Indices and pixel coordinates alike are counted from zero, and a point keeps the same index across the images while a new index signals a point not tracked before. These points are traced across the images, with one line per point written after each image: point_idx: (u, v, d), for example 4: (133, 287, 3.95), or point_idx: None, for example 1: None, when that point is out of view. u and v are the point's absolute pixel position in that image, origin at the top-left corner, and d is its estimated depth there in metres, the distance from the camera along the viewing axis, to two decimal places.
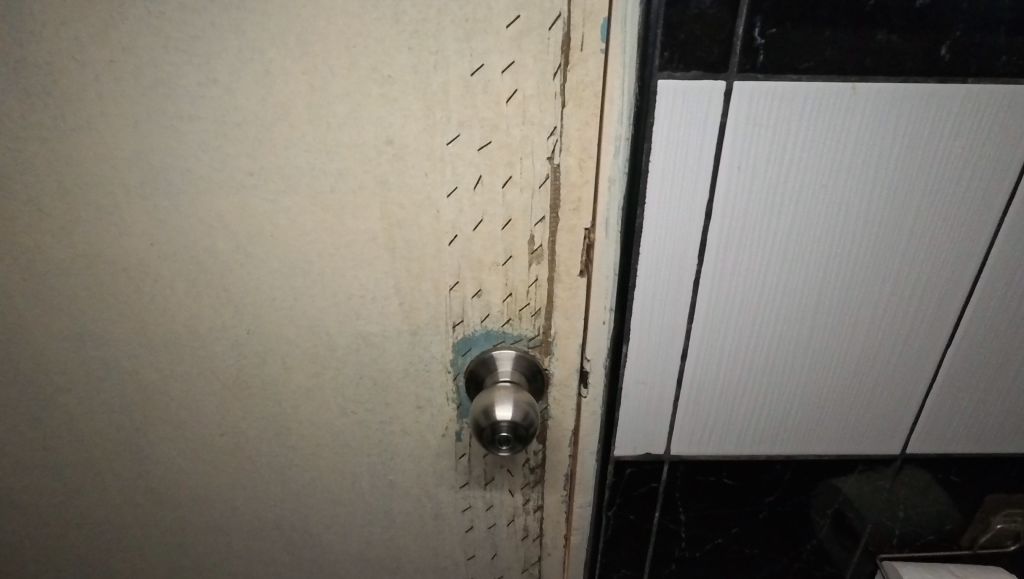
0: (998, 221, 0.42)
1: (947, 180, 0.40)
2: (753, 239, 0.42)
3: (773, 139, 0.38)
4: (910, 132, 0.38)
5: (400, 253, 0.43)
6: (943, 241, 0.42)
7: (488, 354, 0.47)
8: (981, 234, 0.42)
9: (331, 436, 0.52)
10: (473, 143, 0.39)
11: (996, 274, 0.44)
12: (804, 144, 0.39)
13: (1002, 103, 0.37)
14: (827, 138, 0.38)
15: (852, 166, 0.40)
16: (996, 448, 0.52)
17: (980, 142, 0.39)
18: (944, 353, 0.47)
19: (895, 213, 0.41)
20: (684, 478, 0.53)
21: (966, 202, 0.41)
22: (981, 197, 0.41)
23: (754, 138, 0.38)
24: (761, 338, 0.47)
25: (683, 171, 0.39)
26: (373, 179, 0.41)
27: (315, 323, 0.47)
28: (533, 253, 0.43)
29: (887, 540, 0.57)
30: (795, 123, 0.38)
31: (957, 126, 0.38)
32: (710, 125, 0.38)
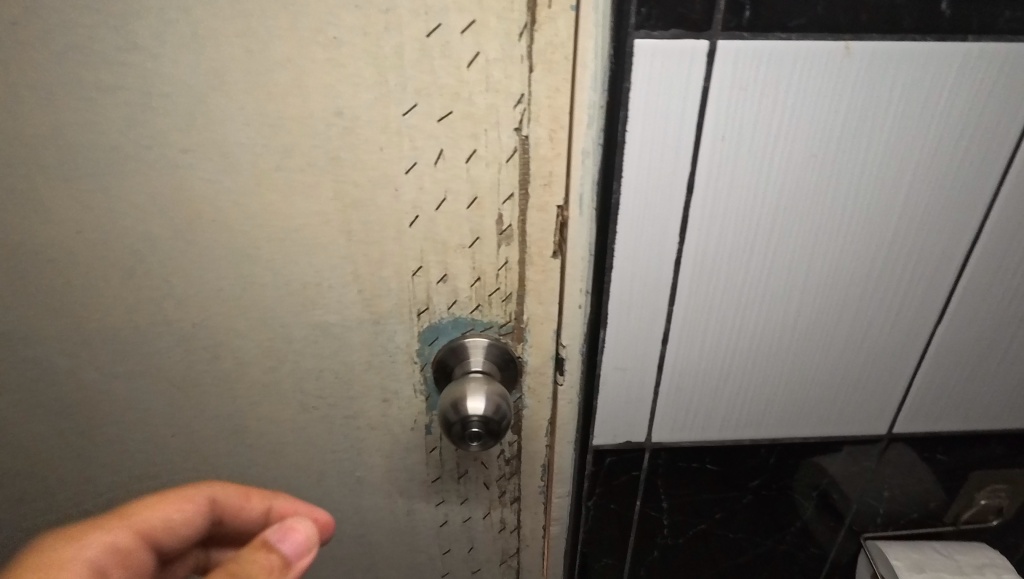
0: (994, 192, 0.39)
1: (944, 148, 0.38)
2: (738, 216, 0.39)
3: (760, 105, 0.35)
4: (907, 96, 0.36)
5: (357, 237, 0.40)
6: (936, 216, 0.40)
7: (458, 343, 0.44)
8: (976, 208, 0.40)
9: (293, 433, 0.49)
10: (432, 114, 0.35)
11: (991, 248, 0.42)
12: (793, 111, 0.36)
13: (1004, 62, 0.35)
14: (818, 104, 0.36)
15: (843, 135, 0.37)
16: (983, 424, 0.51)
17: (981, 106, 0.36)
18: (935, 330, 0.45)
19: (887, 186, 0.39)
20: (667, 465, 0.51)
21: (962, 171, 0.38)
22: (978, 165, 0.38)
23: (740, 107, 0.35)
24: (746, 321, 0.44)
25: (662, 142, 0.36)
26: (324, 155, 0.37)
27: (268, 314, 0.43)
28: (502, 234, 0.40)
29: (872, 520, 0.56)
30: (784, 89, 0.35)
31: (956, 89, 0.35)
32: (691, 92, 0.35)
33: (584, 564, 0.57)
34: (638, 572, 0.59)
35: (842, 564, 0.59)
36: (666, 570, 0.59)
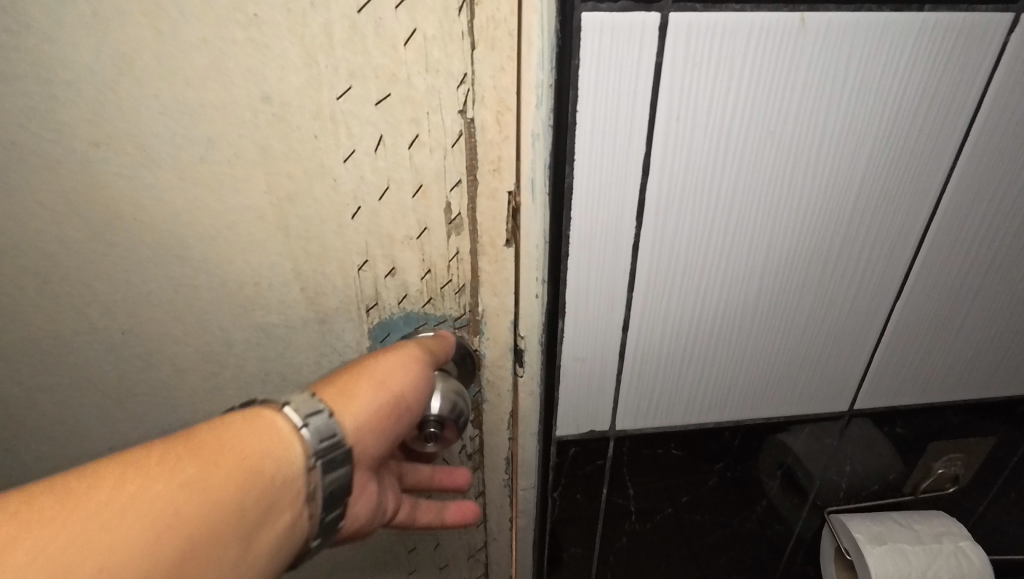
0: (949, 167, 0.39)
1: (901, 123, 0.37)
2: (695, 199, 0.38)
3: (714, 82, 0.34)
4: (863, 70, 0.34)
5: (296, 232, 0.37)
6: (893, 193, 0.40)
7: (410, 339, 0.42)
8: (931, 183, 0.40)
9: None
10: (369, 98, 0.32)
11: (946, 223, 0.41)
12: (748, 88, 0.34)
13: (960, 32, 0.34)
14: (773, 80, 0.34)
15: (800, 113, 0.36)
16: (938, 396, 0.52)
17: (936, 79, 0.35)
18: (894, 307, 0.45)
19: (844, 163, 0.38)
20: (631, 453, 0.51)
21: (919, 145, 0.38)
22: (934, 140, 0.38)
23: (693, 86, 0.34)
24: (707, 305, 0.44)
25: (615, 123, 0.34)
26: (253, 145, 0.34)
27: (205, 317, 0.40)
28: (451, 224, 0.38)
29: (834, 494, 0.57)
30: (739, 66, 0.33)
31: (912, 61, 0.35)
32: (643, 70, 0.33)
33: (552, 555, 0.57)
34: (608, 557, 0.59)
35: (806, 537, 0.61)
36: (636, 554, 0.60)
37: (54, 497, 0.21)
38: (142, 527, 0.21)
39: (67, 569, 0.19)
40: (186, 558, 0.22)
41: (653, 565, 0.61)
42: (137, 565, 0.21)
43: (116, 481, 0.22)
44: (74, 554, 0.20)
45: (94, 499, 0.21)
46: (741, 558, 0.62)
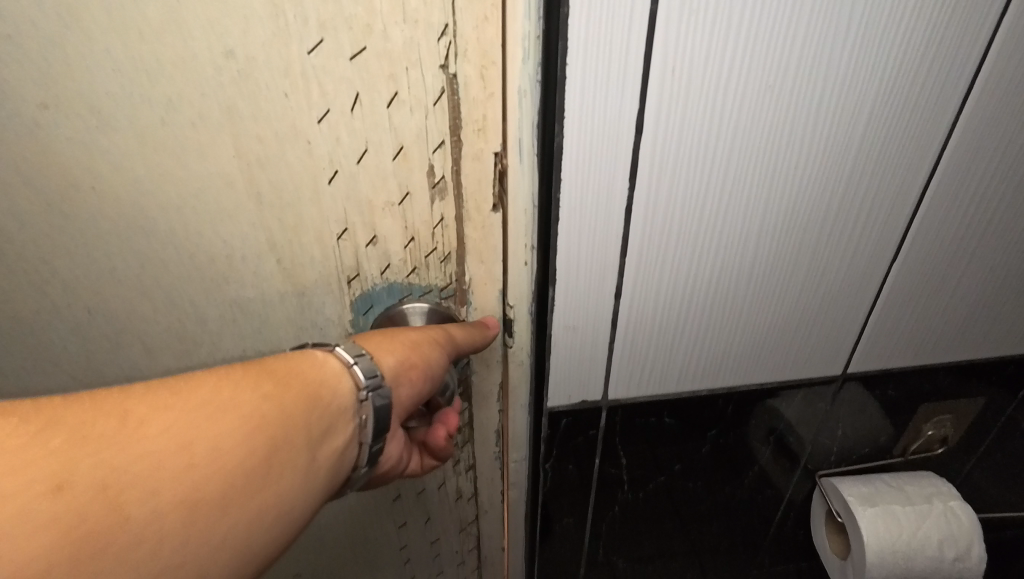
0: (950, 121, 0.38)
1: (904, 76, 0.35)
2: (690, 160, 0.37)
3: (713, 33, 0.32)
4: (867, 19, 0.33)
5: (268, 201, 0.34)
6: (893, 149, 0.39)
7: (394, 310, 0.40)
8: (931, 139, 0.39)
9: None
10: (342, 52, 0.30)
11: (944, 180, 0.41)
12: (748, 39, 0.32)
13: None
14: (774, 31, 0.32)
15: (801, 65, 0.34)
16: (930, 357, 0.51)
17: (942, 29, 0.34)
18: (890, 269, 0.45)
19: (845, 120, 0.37)
20: (624, 421, 0.50)
21: (921, 100, 0.37)
22: (937, 94, 0.37)
23: (691, 36, 0.32)
24: (702, 270, 0.42)
25: (607, 77, 0.32)
26: (217, 106, 0.31)
27: (175, 294, 0.38)
28: (434, 188, 0.36)
29: (826, 457, 0.58)
30: (740, 13, 0.31)
31: (918, 10, 0.33)
32: (637, 19, 0.30)
33: (544, 527, 0.57)
34: (600, 526, 0.59)
35: (796, 501, 0.61)
36: (630, 523, 0.60)
37: (169, 394, 0.26)
38: (228, 426, 0.26)
39: (185, 441, 0.25)
40: (271, 453, 0.28)
41: (645, 532, 0.61)
42: (221, 461, 0.26)
43: (218, 383, 0.28)
44: (189, 436, 0.25)
45: (201, 394, 0.27)
46: (731, 523, 0.62)
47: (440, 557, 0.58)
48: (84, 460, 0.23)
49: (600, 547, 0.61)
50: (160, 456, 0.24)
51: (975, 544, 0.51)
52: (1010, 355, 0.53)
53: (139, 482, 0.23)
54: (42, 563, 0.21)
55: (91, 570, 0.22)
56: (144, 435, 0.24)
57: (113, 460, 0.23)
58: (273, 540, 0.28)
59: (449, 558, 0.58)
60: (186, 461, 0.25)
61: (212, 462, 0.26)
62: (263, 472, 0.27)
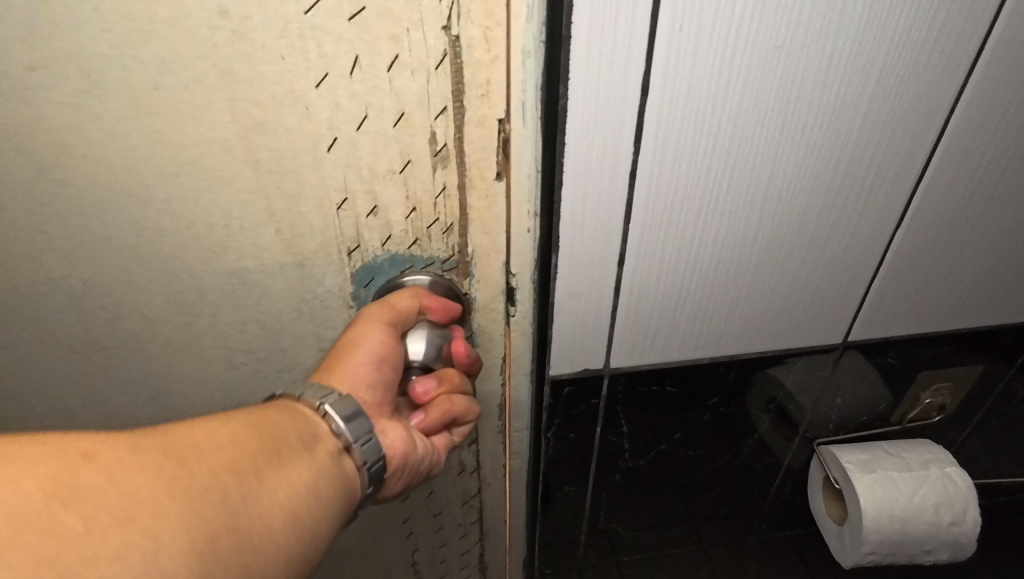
0: (961, 85, 0.37)
1: (916, 35, 0.35)
2: (697, 122, 0.36)
3: None
4: None
5: (267, 167, 0.34)
6: (902, 112, 0.38)
7: (396, 282, 0.40)
8: (942, 103, 0.38)
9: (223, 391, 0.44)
10: (340, 11, 0.29)
11: (952, 145, 0.40)
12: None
13: None
14: None
15: (811, 26, 0.33)
16: (930, 326, 0.52)
17: None
18: (893, 235, 0.45)
19: (854, 82, 0.36)
20: (626, 390, 0.51)
21: (932, 61, 0.36)
22: (948, 55, 0.36)
23: None
24: (706, 236, 0.42)
25: (614, 34, 0.31)
26: (212, 69, 0.30)
27: (173, 263, 0.37)
28: (437, 156, 0.35)
29: (824, 425, 0.58)
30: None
31: None
32: None
33: (546, 495, 0.59)
34: (601, 495, 0.61)
35: (795, 469, 0.62)
36: (627, 491, 0.61)
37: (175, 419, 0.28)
38: (234, 428, 0.29)
39: (211, 434, 0.27)
40: (279, 447, 0.30)
41: (646, 500, 0.63)
42: (243, 448, 0.28)
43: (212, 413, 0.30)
44: (209, 433, 0.27)
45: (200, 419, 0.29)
46: (730, 491, 0.63)
47: (442, 530, 0.57)
48: (145, 437, 0.25)
49: (601, 514, 0.63)
50: (199, 439, 0.26)
51: (970, 508, 0.52)
52: (1011, 322, 0.53)
53: (193, 451, 0.25)
54: (139, 500, 0.22)
55: (185, 502, 0.23)
56: (176, 429, 0.26)
57: (160, 442, 0.25)
58: (311, 522, 0.29)
59: (451, 531, 0.58)
60: (218, 446, 0.27)
61: (237, 449, 0.27)
62: (279, 462, 0.29)
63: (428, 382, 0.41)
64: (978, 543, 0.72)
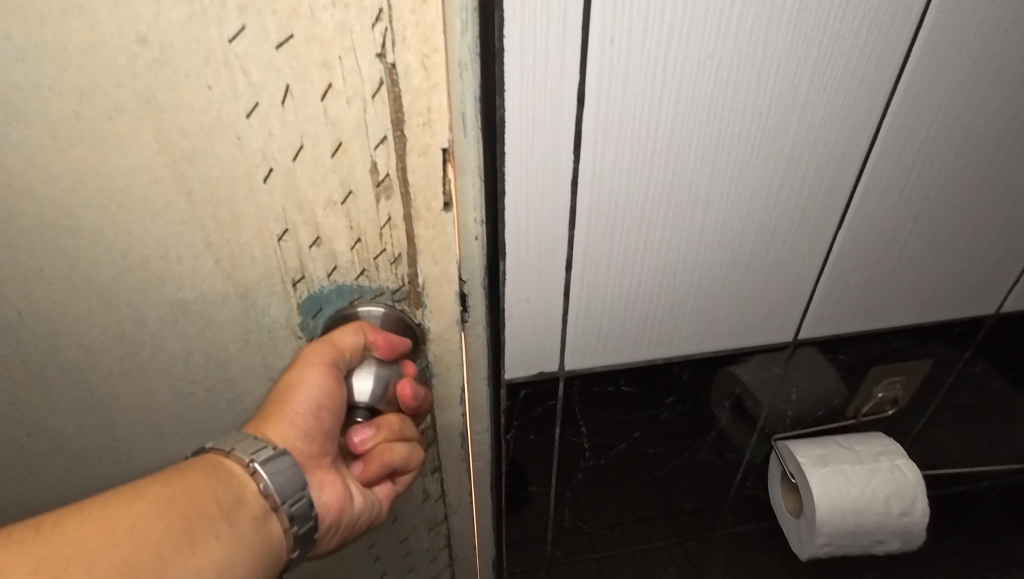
0: (891, 89, 0.39)
1: (844, 41, 0.36)
2: (634, 127, 0.37)
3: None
4: None
5: (201, 197, 0.31)
6: (837, 116, 0.39)
7: (344, 311, 0.38)
8: (873, 107, 0.39)
9: (168, 429, 0.41)
10: (266, 38, 0.27)
11: (888, 147, 0.42)
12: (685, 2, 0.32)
13: None
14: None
15: (741, 32, 0.34)
16: (881, 321, 0.53)
17: None
18: (836, 236, 0.46)
19: (788, 87, 0.37)
20: (581, 391, 0.52)
21: (863, 66, 0.37)
22: (878, 59, 0.37)
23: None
24: (652, 240, 0.43)
25: (547, 38, 0.32)
26: (134, 97, 0.28)
27: (108, 294, 0.34)
28: (379, 185, 0.33)
29: (781, 420, 0.60)
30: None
31: None
32: None
33: (511, 494, 0.60)
34: (565, 493, 0.63)
35: (756, 461, 0.64)
36: (591, 489, 0.63)
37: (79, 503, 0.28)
38: (137, 511, 0.28)
39: (105, 525, 0.27)
40: (189, 522, 0.30)
41: (610, 494, 0.64)
42: (142, 534, 0.28)
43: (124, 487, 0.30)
44: (106, 522, 0.27)
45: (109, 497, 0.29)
46: (692, 485, 0.65)
47: (409, 557, 0.58)
48: (27, 546, 0.25)
49: (567, 512, 0.65)
50: (89, 537, 0.26)
51: (919, 499, 0.53)
52: (957, 318, 0.54)
53: (76, 556, 0.26)
54: None
55: None
56: (65, 529, 0.26)
57: (39, 554, 0.25)
58: None
59: (418, 557, 0.58)
60: (109, 541, 0.27)
61: (134, 537, 0.28)
62: (187, 540, 0.29)
63: (366, 432, 0.40)
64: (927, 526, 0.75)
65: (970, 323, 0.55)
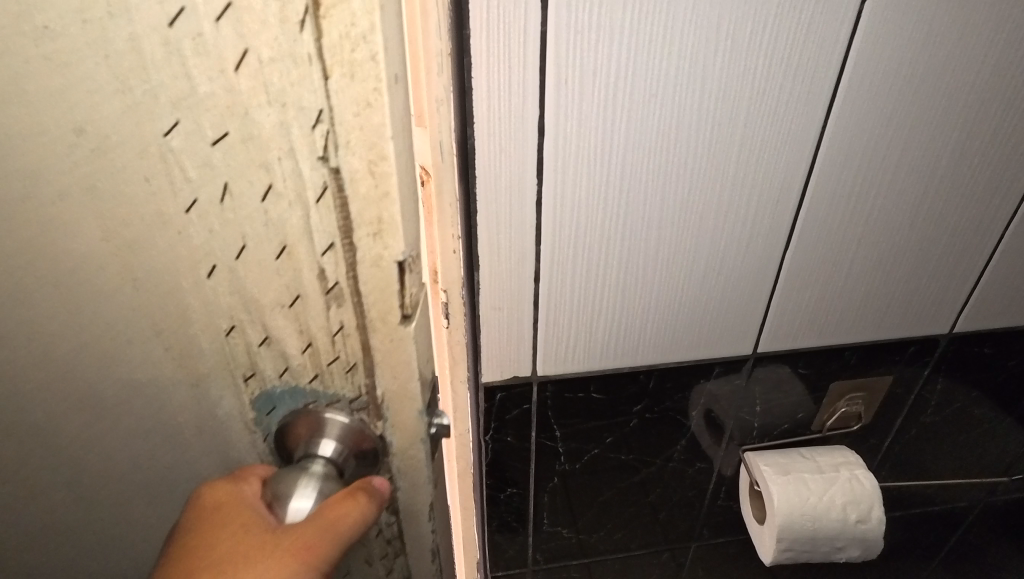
0: (819, 133, 0.44)
1: (771, 89, 0.42)
2: (589, 157, 0.43)
3: (597, 47, 0.39)
4: (733, 41, 0.39)
5: (146, 285, 0.27)
6: (772, 153, 0.45)
7: (301, 413, 0.32)
8: (803, 147, 0.45)
9: (130, 511, 0.36)
10: (202, 136, 0.23)
11: (823, 174, 0.46)
12: (627, 54, 0.39)
13: (815, 10, 0.39)
14: (653, 49, 0.39)
15: (678, 79, 0.41)
16: (837, 339, 0.56)
17: (799, 52, 0.40)
18: (783, 257, 0.50)
19: (724, 124, 0.43)
20: (554, 397, 0.57)
21: (793, 112, 0.43)
22: (805, 105, 0.43)
23: (580, 54, 0.39)
24: (612, 257, 0.49)
25: (511, 87, 0.39)
26: (74, 187, 0.25)
27: (64, 376, 0.30)
28: (329, 294, 0.28)
29: (749, 431, 0.63)
30: (617, 41, 0.39)
31: (778, 34, 0.39)
32: (530, 34, 0.38)
33: (490, 495, 0.64)
34: (543, 496, 0.65)
35: (726, 473, 0.66)
36: (568, 495, 0.66)
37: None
38: None
39: None
40: None
41: (587, 502, 0.67)
42: None
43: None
44: None
45: None
46: (667, 493, 0.68)
47: None
48: None
49: (545, 516, 0.67)
50: None
51: (875, 508, 0.56)
52: (911, 336, 0.57)
53: None
54: None
55: None
56: None
57: None
58: None
59: None
60: None
61: None
62: None
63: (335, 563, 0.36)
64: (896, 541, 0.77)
65: (926, 340, 0.58)
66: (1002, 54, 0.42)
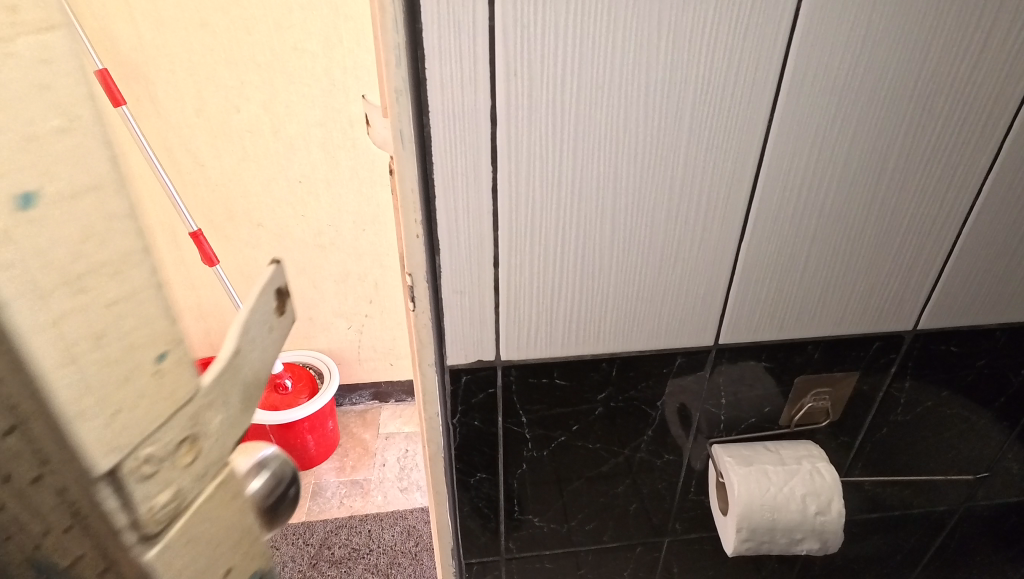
0: (765, 128, 0.44)
1: (716, 81, 0.42)
2: (539, 150, 0.43)
3: (543, 39, 0.39)
4: (675, 35, 0.40)
5: None
6: (720, 145, 0.44)
7: None
8: (750, 140, 0.45)
9: None
10: None
11: (774, 166, 0.46)
12: (572, 48, 0.39)
13: (751, 10, 0.39)
14: (599, 40, 0.39)
15: (623, 73, 0.41)
16: (798, 331, 0.56)
17: (739, 47, 0.41)
18: (738, 248, 0.50)
19: (671, 117, 0.43)
20: (519, 381, 0.55)
21: (736, 106, 0.43)
22: (748, 98, 0.43)
23: (527, 46, 0.39)
24: (567, 249, 0.48)
25: (462, 76, 0.39)
26: None
27: None
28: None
29: (716, 425, 0.62)
30: (561, 37, 0.39)
31: (716, 29, 0.40)
32: (478, 28, 0.38)
33: (460, 480, 0.61)
34: (513, 483, 0.63)
35: (695, 467, 0.65)
36: (536, 484, 0.63)
37: None
38: None
39: None
40: None
41: (555, 492, 0.65)
42: None
43: None
44: None
45: None
46: (635, 485, 0.66)
47: None
48: None
49: (515, 504, 0.65)
50: None
51: (835, 500, 0.56)
52: (873, 331, 0.57)
53: None
54: None
55: None
56: None
57: None
58: None
59: None
60: None
61: None
62: None
63: None
64: (880, 542, 0.75)
65: (889, 337, 0.58)
66: (943, 50, 0.43)
